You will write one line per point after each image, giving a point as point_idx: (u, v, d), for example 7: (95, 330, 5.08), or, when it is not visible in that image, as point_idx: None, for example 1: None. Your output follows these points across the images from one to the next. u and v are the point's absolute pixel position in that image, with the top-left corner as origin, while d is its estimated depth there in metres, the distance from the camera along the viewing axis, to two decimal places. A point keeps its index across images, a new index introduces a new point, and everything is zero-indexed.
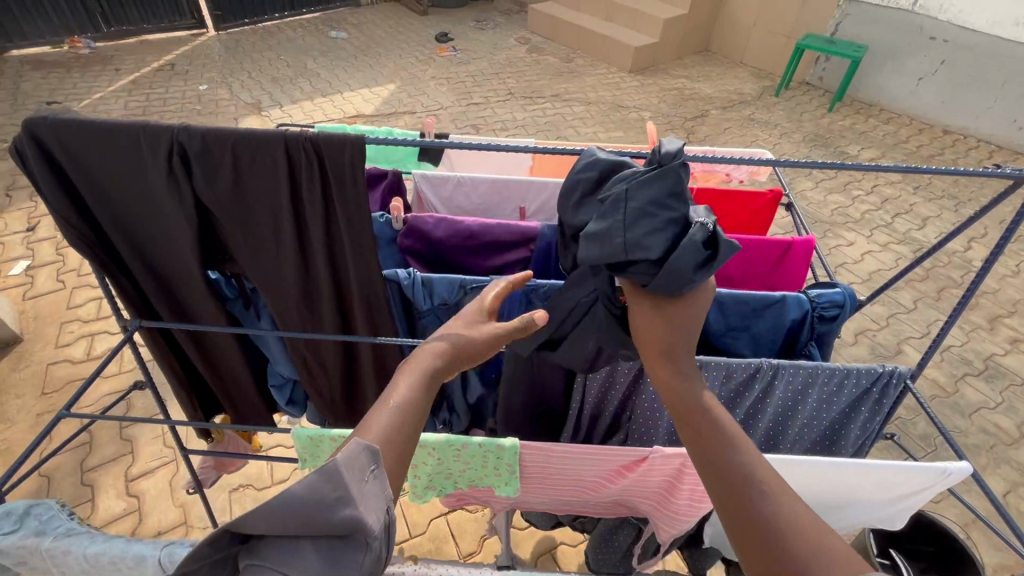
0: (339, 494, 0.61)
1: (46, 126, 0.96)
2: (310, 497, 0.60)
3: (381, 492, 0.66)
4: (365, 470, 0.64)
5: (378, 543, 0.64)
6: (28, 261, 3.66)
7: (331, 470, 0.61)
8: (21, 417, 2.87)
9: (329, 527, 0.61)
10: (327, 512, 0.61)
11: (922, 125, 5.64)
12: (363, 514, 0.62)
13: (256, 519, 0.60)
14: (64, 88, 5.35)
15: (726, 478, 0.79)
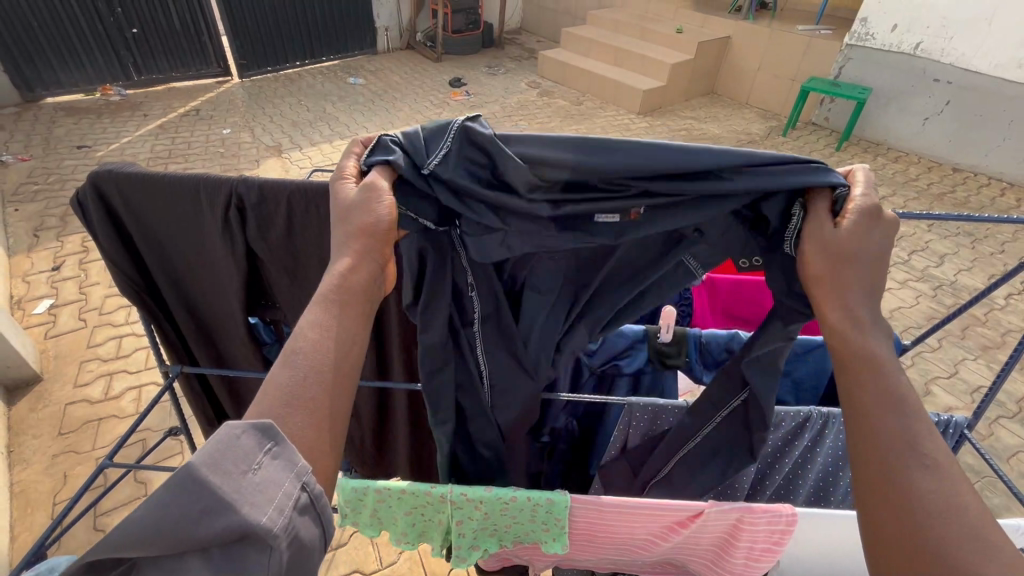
0: (208, 502, 0.59)
1: (111, 180, 0.98)
2: (170, 514, 0.58)
3: (273, 480, 0.64)
4: (246, 457, 0.63)
5: (279, 542, 0.61)
6: (52, 299, 3.71)
7: (188, 472, 0.59)
8: (37, 458, 2.84)
9: (205, 543, 0.58)
10: (191, 528, 0.58)
11: (931, 163, 5.69)
12: (246, 511, 0.60)
13: (119, 545, 0.58)
14: (94, 133, 5.56)
15: (888, 433, 0.70)
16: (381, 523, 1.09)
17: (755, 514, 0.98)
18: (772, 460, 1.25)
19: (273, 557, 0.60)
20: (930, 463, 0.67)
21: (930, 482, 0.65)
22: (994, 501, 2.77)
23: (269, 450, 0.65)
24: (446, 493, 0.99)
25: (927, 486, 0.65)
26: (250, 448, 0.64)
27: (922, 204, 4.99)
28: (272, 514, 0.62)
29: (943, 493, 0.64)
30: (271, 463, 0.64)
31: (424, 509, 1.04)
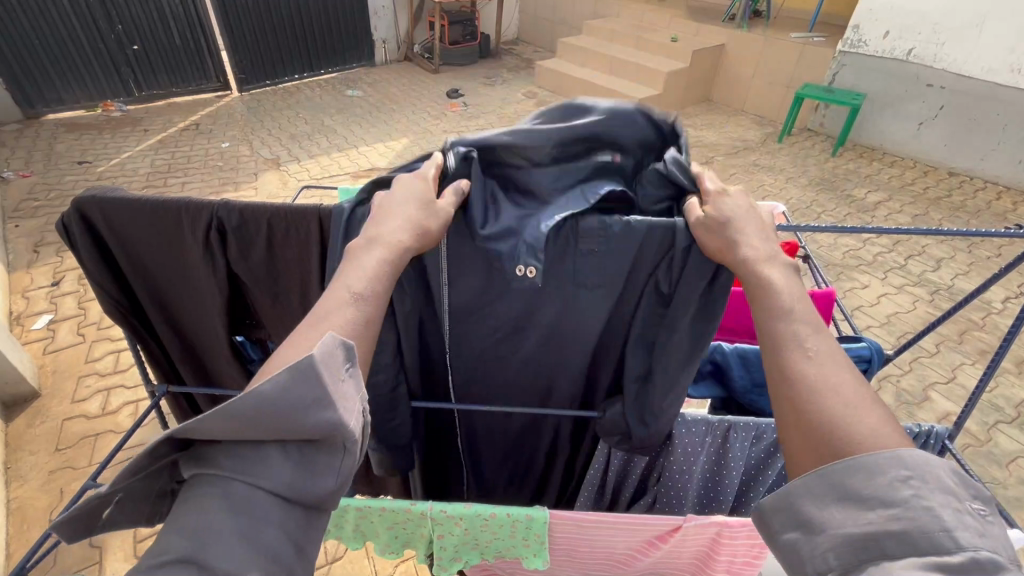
0: (318, 395, 0.65)
1: (94, 204, 1.00)
2: (285, 398, 0.63)
3: (354, 395, 0.70)
4: (341, 365, 0.70)
5: (352, 447, 0.69)
6: (51, 314, 3.74)
7: (308, 365, 0.65)
8: (34, 474, 2.84)
9: (305, 430, 0.64)
10: (301, 414, 0.64)
11: (926, 167, 5.71)
12: (342, 415, 0.67)
13: (218, 419, 0.62)
14: (94, 148, 5.62)
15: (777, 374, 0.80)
16: (364, 538, 1.10)
17: (733, 528, 0.98)
18: (756, 473, 1.25)
19: (344, 460, 0.68)
20: (826, 379, 0.76)
21: (828, 400, 0.74)
22: None
23: (350, 369, 0.72)
24: (426, 510, 1.00)
25: (828, 403, 0.73)
26: (340, 361, 0.70)
27: (919, 209, 4.99)
28: (355, 421, 0.69)
29: (843, 406, 0.73)
30: (352, 380, 0.71)
31: (406, 525, 1.04)
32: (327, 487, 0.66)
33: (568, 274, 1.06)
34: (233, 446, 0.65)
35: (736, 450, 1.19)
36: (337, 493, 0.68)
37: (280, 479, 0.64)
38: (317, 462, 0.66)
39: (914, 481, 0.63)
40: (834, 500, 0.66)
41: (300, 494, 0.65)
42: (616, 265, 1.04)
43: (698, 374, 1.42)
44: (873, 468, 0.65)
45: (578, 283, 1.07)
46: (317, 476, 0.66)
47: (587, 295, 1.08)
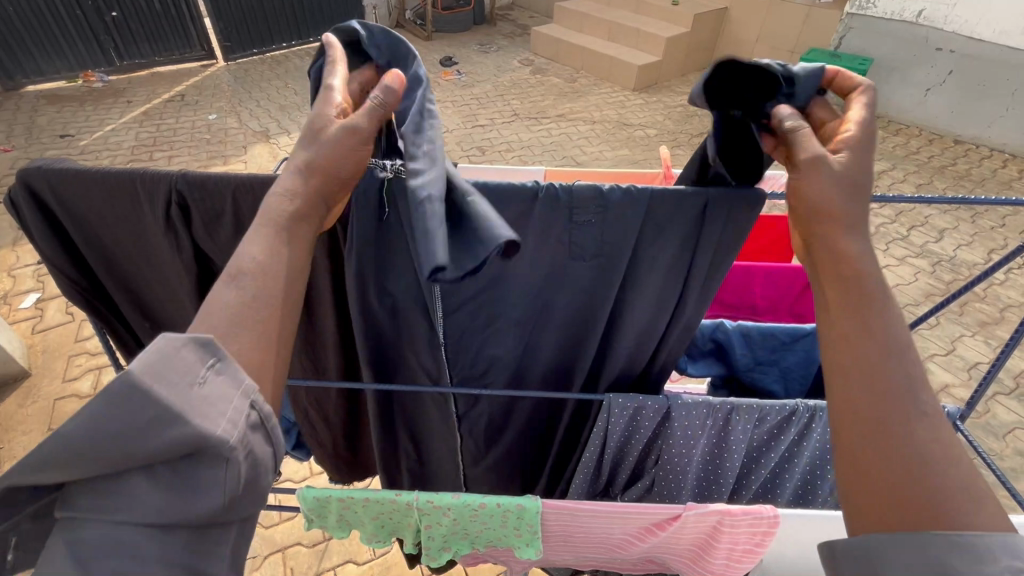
0: (157, 410, 0.55)
1: (41, 178, 0.91)
2: (113, 423, 0.54)
3: (224, 396, 0.60)
4: (199, 364, 0.60)
5: (237, 455, 0.59)
6: (39, 293, 3.66)
7: (132, 383, 0.54)
8: (27, 454, 2.81)
9: (157, 453, 0.55)
10: (147, 435, 0.55)
11: (932, 135, 5.57)
12: (199, 423, 0.57)
13: (53, 461, 0.54)
14: (77, 121, 5.43)
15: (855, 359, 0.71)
16: (349, 528, 1.05)
17: (735, 517, 0.94)
18: (757, 455, 1.20)
19: (228, 474, 0.59)
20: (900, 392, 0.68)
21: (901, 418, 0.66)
22: (989, 478, 2.75)
23: (214, 365, 0.61)
24: (412, 500, 0.95)
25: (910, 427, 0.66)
26: (193, 360, 0.59)
27: (924, 178, 4.88)
28: (226, 426, 0.58)
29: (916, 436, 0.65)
30: (219, 377, 0.61)
31: (391, 515, 0.99)
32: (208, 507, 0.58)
33: (563, 248, 0.99)
34: (88, 486, 0.57)
35: (738, 433, 1.13)
36: (232, 511, 0.60)
37: (149, 513, 0.56)
38: (193, 484, 0.57)
39: None
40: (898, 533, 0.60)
41: (181, 520, 0.57)
42: (617, 236, 0.96)
43: (698, 353, 1.33)
44: (984, 555, 0.57)
45: (573, 257, 1.00)
46: (195, 500, 0.57)
47: (583, 269, 1.01)
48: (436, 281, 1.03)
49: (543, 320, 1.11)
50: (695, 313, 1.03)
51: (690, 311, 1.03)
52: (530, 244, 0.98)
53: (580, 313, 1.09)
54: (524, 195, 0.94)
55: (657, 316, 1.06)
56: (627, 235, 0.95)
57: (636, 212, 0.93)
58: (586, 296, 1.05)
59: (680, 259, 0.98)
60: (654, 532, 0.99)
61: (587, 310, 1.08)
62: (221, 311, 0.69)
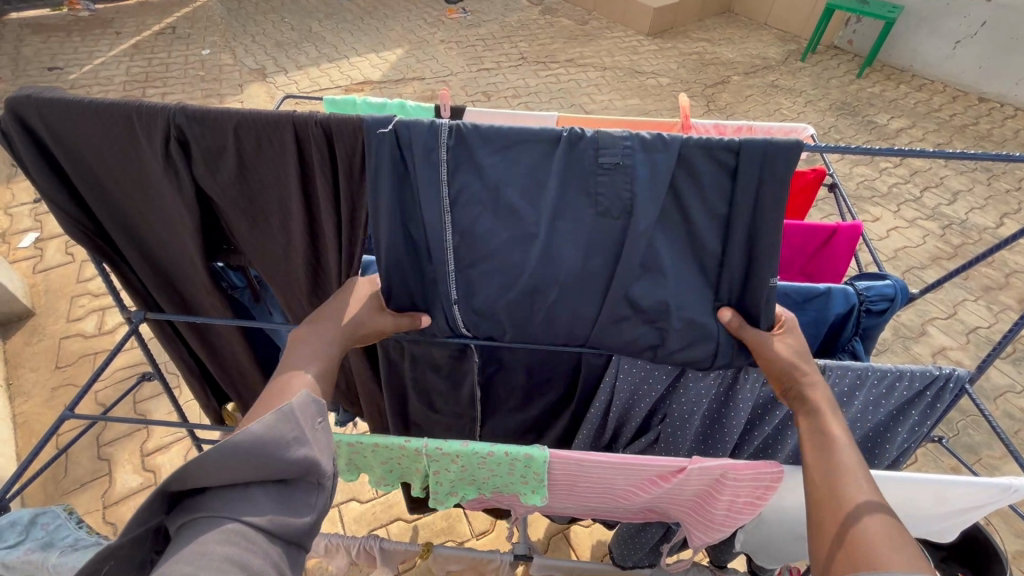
0: (297, 434, 0.72)
1: (33, 108, 0.87)
2: (267, 439, 0.69)
3: (325, 441, 0.77)
4: (316, 418, 0.76)
5: (327, 485, 0.76)
6: (37, 233, 3.61)
7: (287, 413, 0.72)
8: (37, 390, 2.86)
9: (285, 467, 0.71)
10: (282, 451, 0.70)
11: (955, 92, 5.34)
12: (315, 454, 0.73)
13: (200, 469, 0.67)
14: (64, 53, 5.18)
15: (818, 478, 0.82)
16: (358, 471, 1.07)
17: (738, 472, 0.96)
18: (763, 417, 1.21)
19: (319, 498, 0.74)
20: (865, 495, 0.76)
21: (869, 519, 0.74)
22: (976, 439, 2.82)
23: (321, 421, 0.78)
24: (422, 446, 0.96)
25: (868, 516, 0.74)
26: (312, 412, 0.76)
27: (942, 138, 4.72)
28: (327, 461, 0.75)
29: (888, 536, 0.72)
30: (322, 429, 0.77)
31: (400, 460, 1.01)
32: (306, 521, 0.71)
33: (585, 197, 0.94)
34: (215, 493, 0.70)
35: (747, 392, 1.13)
36: (311, 535, 0.73)
37: (264, 516, 0.69)
38: (295, 502, 0.72)
39: None
40: None
41: (280, 531, 0.69)
42: (645, 185, 0.91)
43: None
44: None
45: (592, 209, 0.96)
46: (296, 514, 0.71)
47: (609, 224, 0.96)
48: (455, 237, 1.01)
49: (561, 281, 1.06)
50: (733, 275, 0.98)
51: (728, 278, 0.99)
52: (548, 190, 0.94)
53: (603, 274, 1.04)
54: (546, 140, 0.89)
55: (690, 283, 1.01)
56: (650, 187, 0.91)
57: (663, 159, 0.89)
58: (613, 255, 0.99)
59: (704, 213, 0.96)
60: (660, 487, 1.01)
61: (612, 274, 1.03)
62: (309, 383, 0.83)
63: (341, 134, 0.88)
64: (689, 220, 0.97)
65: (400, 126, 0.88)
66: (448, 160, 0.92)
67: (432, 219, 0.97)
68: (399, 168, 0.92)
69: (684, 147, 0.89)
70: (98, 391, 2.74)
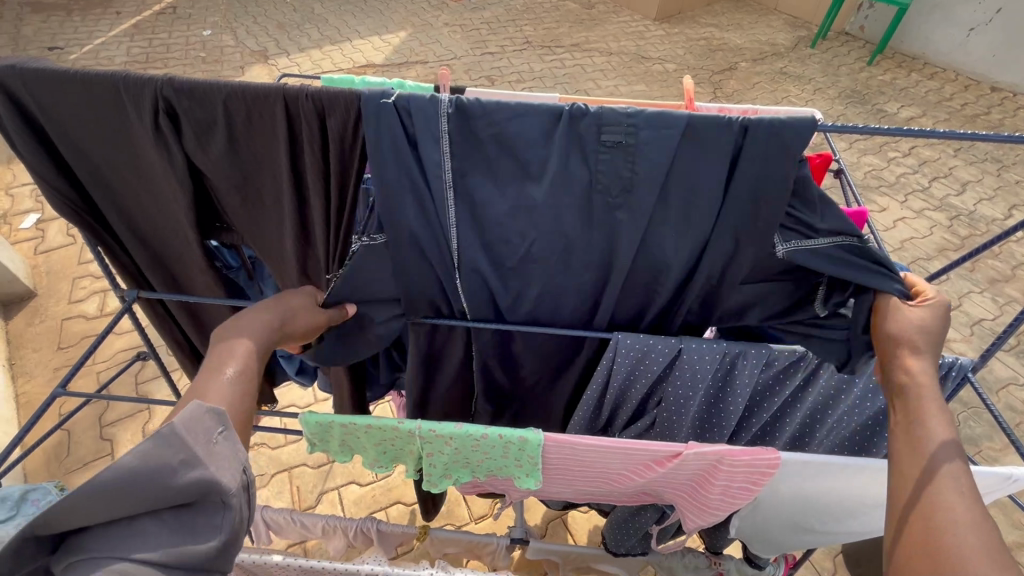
0: (185, 456, 0.66)
1: (18, 79, 0.85)
2: (147, 467, 0.65)
3: (231, 453, 0.70)
4: (212, 430, 0.70)
5: (235, 502, 0.69)
6: (38, 214, 3.60)
7: (168, 436, 0.66)
8: (39, 370, 2.87)
9: (174, 493, 0.66)
10: (166, 477, 0.65)
11: (967, 80, 5.24)
12: (212, 473, 0.67)
13: (76, 507, 0.64)
14: (65, 32, 5.13)
15: (907, 439, 0.79)
16: (352, 453, 1.06)
17: (734, 458, 0.94)
18: (761, 401, 1.19)
19: (226, 517, 0.69)
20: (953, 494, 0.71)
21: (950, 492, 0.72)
22: (977, 431, 2.81)
23: (223, 432, 0.71)
24: (415, 428, 0.95)
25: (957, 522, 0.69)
26: (209, 425, 0.70)
27: (953, 127, 4.64)
28: (231, 475, 0.69)
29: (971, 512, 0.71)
30: (227, 440, 0.71)
31: (394, 442, 1.00)
32: (209, 546, 0.67)
33: (587, 172, 0.92)
34: (106, 529, 0.67)
35: (746, 376, 1.11)
36: (222, 556, 0.69)
37: (156, 548, 0.66)
38: (195, 526, 0.68)
39: None
40: None
41: (178, 561, 0.66)
42: (644, 163, 0.89)
43: None
44: None
45: (595, 186, 0.94)
46: (198, 538, 0.67)
47: (608, 198, 0.95)
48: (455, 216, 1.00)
49: (560, 253, 1.06)
50: (722, 253, 1.00)
51: (713, 256, 1.01)
52: (548, 166, 0.92)
53: (597, 249, 1.04)
54: (548, 116, 0.87)
55: (679, 257, 1.02)
56: (653, 164, 0.89)
57: (668, 136, 0.86)
58: (607, 228, 1.00)
59: (706, 191, 0.94)
60: (656, 472, 1.00)
61: (606, 249, 1.03)
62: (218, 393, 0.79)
63: (333, 108, 0.86)
64: (692, 198, 0.95)
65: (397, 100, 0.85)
66: (446, 135, 0.89)
67: (438, 195, 0.96)
68: (398, 144, 0.90)
69: (692, 125, 0.87)
70: (99, 371, 2.75)
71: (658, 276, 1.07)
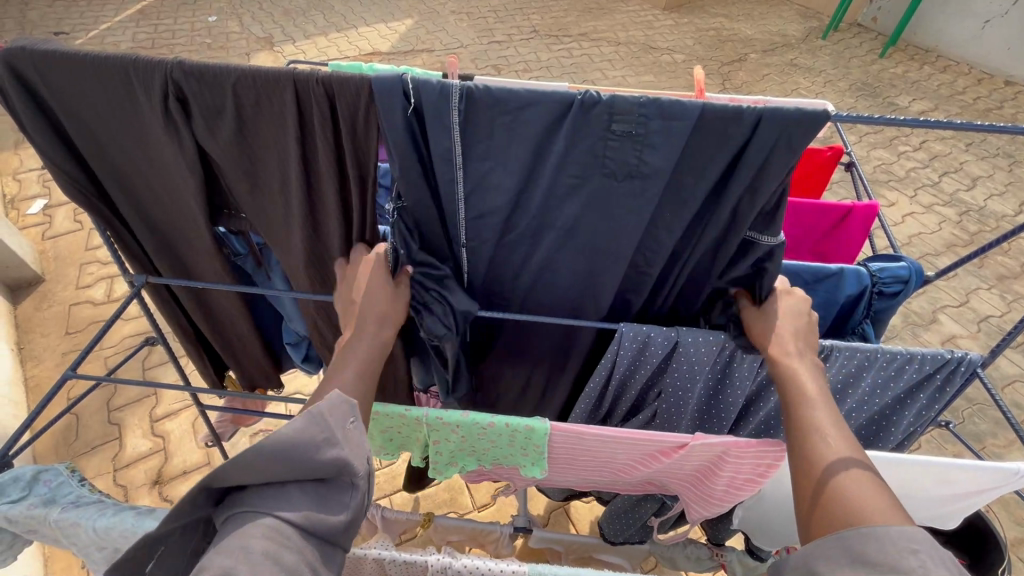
0: (328, 435, 0.68)
1: (26, 60, 0.84)
2: (298, 440, 0.66)
3: (360, 440, 0.74)
4: (349, 417, 0.73)
5: (360, 485, 0.72)
6: (45, 200, 3.61)
7: (317, 414, 0.68)
8: (48, 355, 2.90)
9: (313, 469, 0.67)
10: (311, 453, 0.67)
11: (980, 74, 5.16)
12: (346, 455, 0.70)
13: (237, 467, 0.65)
14: (71, 17, 5.11)
15: (799, 432, 0.82)
16: (358, 439, 1.07)
17: (741, 449, 0.94)
18: (758, 392, 1.19)
19: (353, 498, 0.71)
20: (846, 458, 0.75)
21: (849, 471, 0.74)
22: (981, 428, 2.81)
23: (355, 420, 0.74)
24: (421, 415, 0.95)
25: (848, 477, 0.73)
26: (345, 413, 0.73)
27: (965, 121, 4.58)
28: (360, 462, 0.72)
29: (876, 491, 0.71)
30: (356, 428, 0.74)
31: (400, 429, 1.01)
32: (339, 521, 0.69)
33: (596, 160, 0.92)
34: (253, 489, 0.68)
35: (747, 368, 1.11)
36: (346, 533, 0.70)
37: (297, 513, 0.67)
38: (327, 498, 0.70)
39: (923, 553, 0.60)
40: (845, 562, 0.64)
41: (315, 529, 0.67)
42: (650, 152, 0.88)
43: None
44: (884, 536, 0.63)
45: (606, 174, 0.93)
46: (330, 512, 0.69)
47: (616, 186, 0.94)
48: (464, 204, 0.99)
49: (568, 240, 1.06)
50: (718, 230, 1.00)
51: (711, 230, 1.01)
52: (559, 153, 0.91)
53: (604, 236, 1.03)
54: (560, 103, 0.85)
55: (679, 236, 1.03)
56: (664, 152, 0.88)
57: (682, 124, 0.84)
58: (611, 218, 1.00)
59: (715, 181, 0.93)
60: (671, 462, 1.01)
61: (610, 237, 1.03)
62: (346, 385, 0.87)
63: (342, 93, 0.85)
64: (703, 186, 0.94)
65: (407, 85, 0.83)
66: (457, 125, 0.88)
67: (442, 178, 0.95)
68: (408, 128, 0.88)
69: (707, 114, 0.84)
70: (107, 356, 2.78)
71: (659, 260, 1.07)
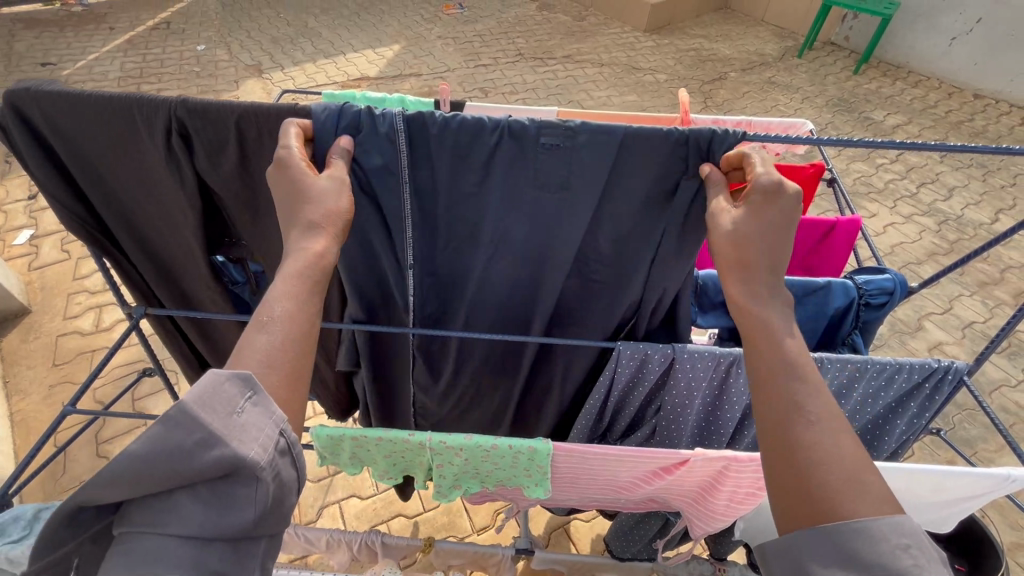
0: (202, 434, 0.59)
1: (31, 98, 0.86)
2: (162, 448, 0.57)
3: (259, 423, 0.63)
4: (235, 399, 0.62)
5: (267, 474, 0.61)
6: (32, 230, 3.58)
7: (178, 414, 0.58)
8: (34, 388, 2.84)
9: (197, 474, 0.58)
10: (185, 458, 0.58)
11: (950, 88, 5.35)
12: (237, 448, 0.60)
13: (106, 490, 0.58)
14: (58, 48, 5.14)
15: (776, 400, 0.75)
16: (361, 465, 1.07)
17: (742, 462, 0.96)
18: (754, 406, 1.21)
19: (262, 490, 0.61)
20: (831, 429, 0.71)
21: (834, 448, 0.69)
22: (972, 433, 2.85)
23: (251, 398, 0.64)
24: (425, 440, 0.96)
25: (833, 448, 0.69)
26: (232, 394, 0.62)
27: (938, 134, 4.73)
28: (259, 450, 0.61)
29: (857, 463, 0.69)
30: (255, 408, 0.63)
31: (404, 454, 1.01)
32: (245, 519, 0.60)
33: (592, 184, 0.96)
34: (141, 504, 0.61)
35: (740, 382, 1.13)
36: (263, 525, 0.62)
37: (191, 525, 0.59)
38: (231, 499, 0.60)
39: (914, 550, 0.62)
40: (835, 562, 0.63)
41: (219, 534, 0.59)
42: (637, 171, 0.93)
43: (706, 305, 1.20)
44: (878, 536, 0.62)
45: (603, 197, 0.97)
46: (231, 513, 0.60)
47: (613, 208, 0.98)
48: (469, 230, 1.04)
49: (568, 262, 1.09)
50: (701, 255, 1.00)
51: None
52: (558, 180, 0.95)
53: (600, 256, 1.07)
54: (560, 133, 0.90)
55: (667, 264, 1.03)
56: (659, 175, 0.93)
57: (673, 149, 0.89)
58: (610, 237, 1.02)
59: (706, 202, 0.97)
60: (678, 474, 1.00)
61: (606, 255, 1.07)
62: (254, 354, 0.70)
63: (320, 122, 0.88)
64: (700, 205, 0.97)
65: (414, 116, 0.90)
66: (463, 154, 0.93)
67: (392, 195, 0.97)
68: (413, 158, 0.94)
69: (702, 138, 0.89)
70: (96, 387, 2.73)
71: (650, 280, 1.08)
